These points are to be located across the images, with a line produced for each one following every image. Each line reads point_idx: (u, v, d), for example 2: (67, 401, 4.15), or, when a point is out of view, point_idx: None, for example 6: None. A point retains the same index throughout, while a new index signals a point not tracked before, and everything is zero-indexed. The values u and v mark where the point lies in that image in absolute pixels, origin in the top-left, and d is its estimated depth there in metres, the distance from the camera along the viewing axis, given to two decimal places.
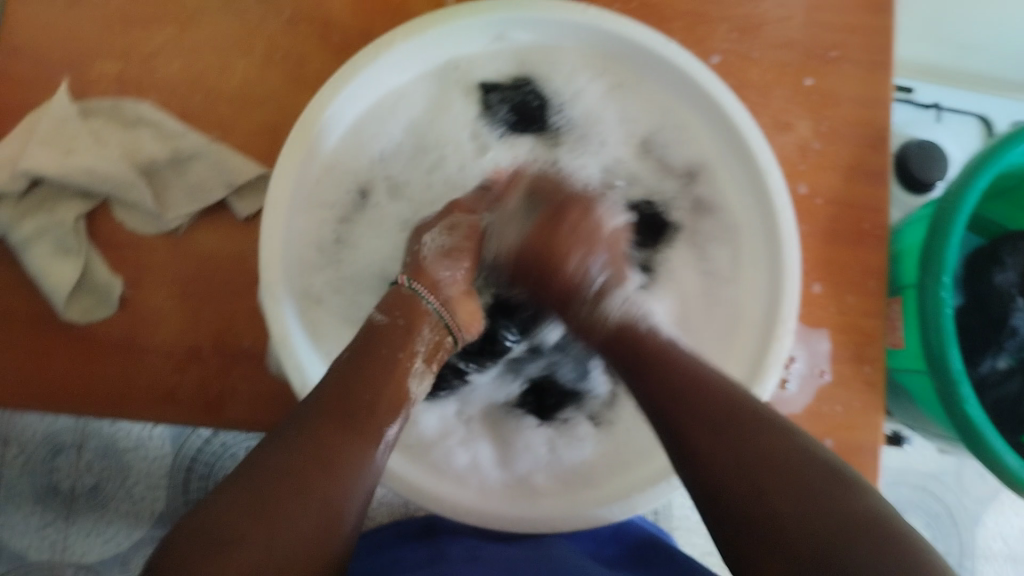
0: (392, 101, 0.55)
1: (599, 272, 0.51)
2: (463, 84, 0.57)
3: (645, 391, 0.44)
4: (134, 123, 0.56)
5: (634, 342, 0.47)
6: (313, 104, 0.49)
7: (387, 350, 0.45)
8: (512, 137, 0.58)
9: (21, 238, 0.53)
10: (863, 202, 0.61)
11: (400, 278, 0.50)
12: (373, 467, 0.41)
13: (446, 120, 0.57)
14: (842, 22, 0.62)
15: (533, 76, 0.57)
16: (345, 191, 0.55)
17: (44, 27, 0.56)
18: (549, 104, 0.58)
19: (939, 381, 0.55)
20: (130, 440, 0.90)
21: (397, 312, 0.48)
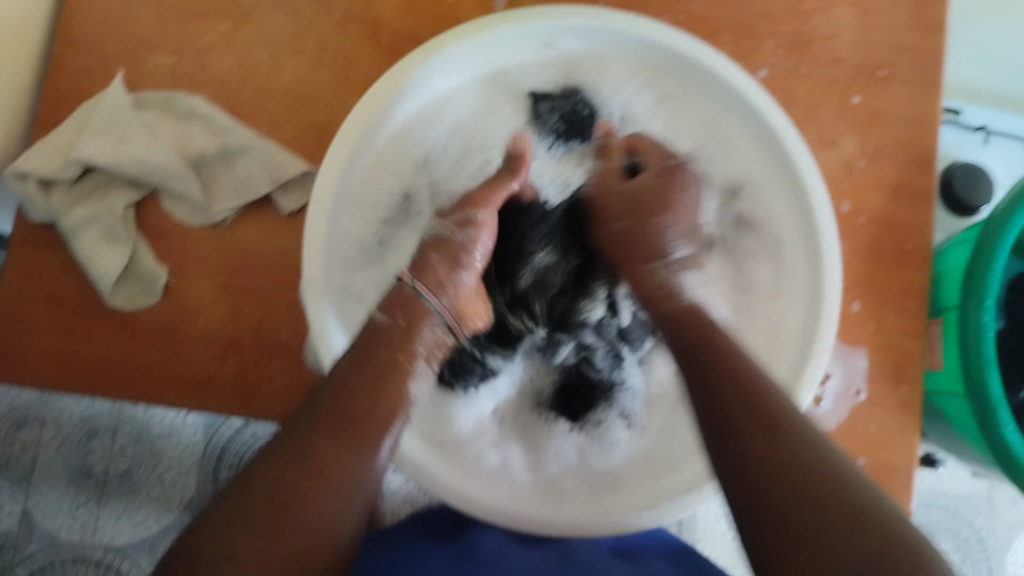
0: (440, 106, 0.56)
1: (682, 244, 0.49)
2: (512, 92, 0.57)
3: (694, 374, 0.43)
4: (185, 116, 0.57)
5: (700, 326, 0.45)
6: (362, 104, 0.50)
7: (387, 353, 0.44)
8: (560, 150, 0.58)
9: (71, 224, 0.54)
10: (907, 222, 0.60)
11: (404, 275, 0.47)
12: (369, 475, 0.40)
13: (493, 126, 0.57)
14: (892, 41, 0.62)
15: (583, 87, 0.57)
16: (389, 193, 0.55)
17: (106, 19, 0.58)
18: (598, 113, 0.58)
19: (977, 406, 0.55)
20: (163, 426, 0.92)
21: (398, 313, 0.45)
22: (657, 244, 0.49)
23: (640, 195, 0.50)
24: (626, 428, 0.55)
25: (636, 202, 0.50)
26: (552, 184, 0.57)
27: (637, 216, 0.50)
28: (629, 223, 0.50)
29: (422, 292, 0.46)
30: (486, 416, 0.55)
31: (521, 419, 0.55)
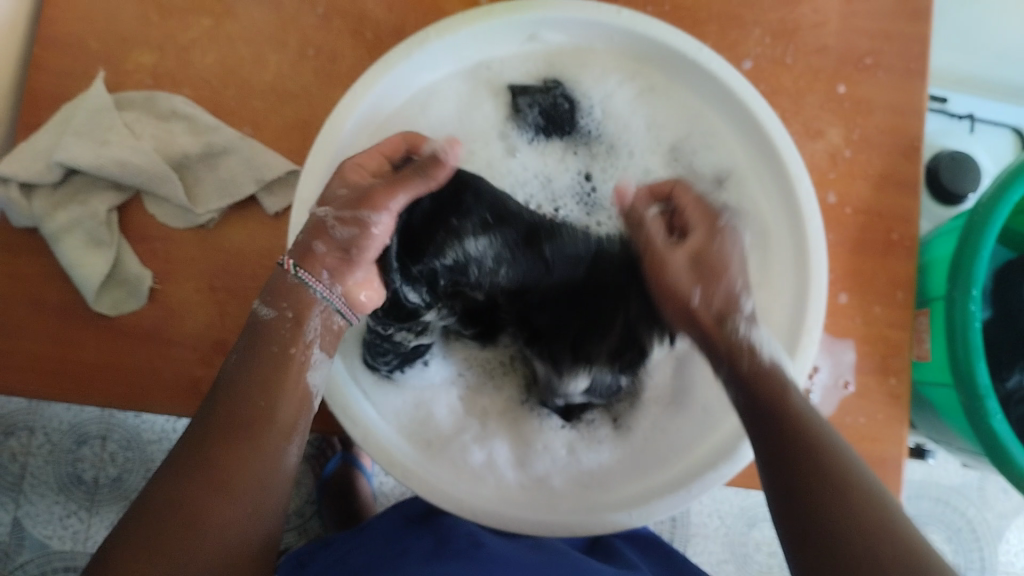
0: (422, 101, 0.55)
1: (744, 298, 0.46)
2: (493, 86, 0.57)
3: (758, 426, 0.42)
4: (168, 117, 0.56)
5: (766, 391, 0.42)
6: (342, 104, 0.49)
7: (275, 347, 0.42)
8: (542, 143, 0.57)
9: (53, 230, 0.53)
10: (894, 211, 0.61)
11: (287, 262, 0.44)
12: (272, 475, 0.41)
13: (476, 120, 0.57)
14: (877, 30, 0.62)
15: (564, 79, 0.57)
16: None
17: (85, 18, 0.57)
18: (578, 106, 0.57)
19: (965, 395, 0.55)
20: (154, 432, 0.92)
21: (284, 303, 0.43)
22: (723, 299, 0.46)
23: (704, 247, 0.47)
24: (613, 426, 0.53)
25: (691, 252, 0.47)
26: (533, 178, 0.57)
27: (706, 280, 0.46)
28: (697, 290, 0.46)
29: (304, 281, 0.44)
30: (457, 407, 0.54)
31: (510, 411, 0.54)
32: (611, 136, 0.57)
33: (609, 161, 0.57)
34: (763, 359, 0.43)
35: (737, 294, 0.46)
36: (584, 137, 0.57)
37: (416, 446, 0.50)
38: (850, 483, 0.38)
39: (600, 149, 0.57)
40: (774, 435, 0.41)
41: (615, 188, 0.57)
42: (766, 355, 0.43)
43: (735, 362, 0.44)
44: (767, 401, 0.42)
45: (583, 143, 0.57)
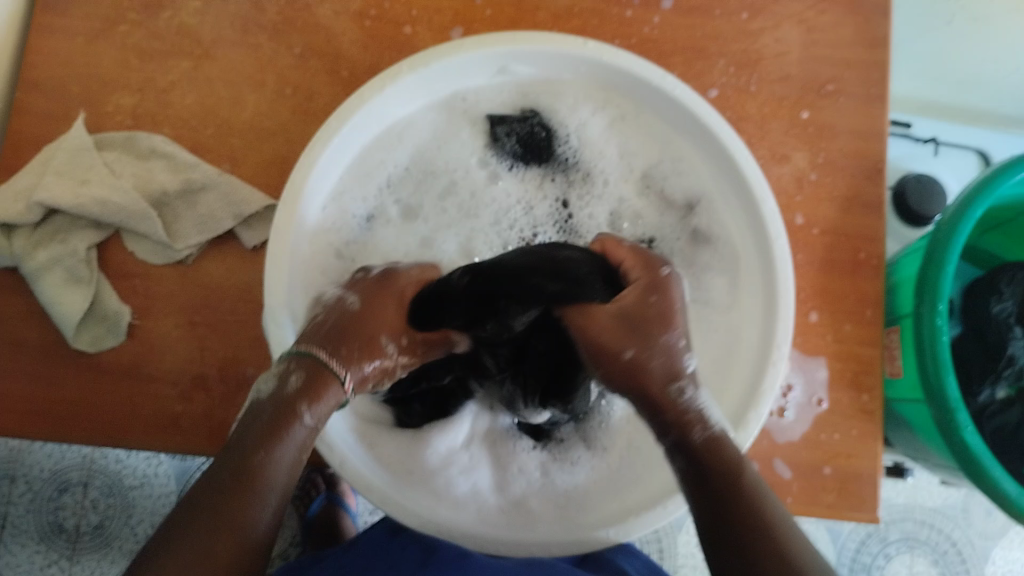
0: (399, 130, 0.57)
1: (681, 338, 0.44)
2: (471, 116, 0.58)
3: (697, 480, 0.41)
4: (146, 155, 0.57)
5: (711, 457, 0.41)
6: (320, 132, 0.50)
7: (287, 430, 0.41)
8: (521, 170, 0.58)
9: (32, 268, 0.53)
10: (861, 232, 0.62)
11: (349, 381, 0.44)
12: (252, 548, 0.38)
13: (453, 148, 0.58)
14: (837, 57, 0.64)
15: (541, 108, 0.58)
16: (351, 217, 0.56)
17: (63, 61, 0.58)
18: (556, 135, 0.59)
19: (937, 409, 0.56)
20: (136, 478, 0.91)
21: (309, 393, 0.42)
22: (663, 356, 0.43)
23: (661, 311, 0.44)
24: (587, 448, 0.54)
25: (650, 299, 0.44)
26: (516, 205, 0.58)
27: (640, 340, 0.42)
28: (632, 349, 0.42)
29: (341, 380, 0.44)
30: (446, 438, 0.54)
31: (490, 435, 0.55)
32: (587, 163, 0.59)
33: (585, 189, 0.59)
34: (711, 430, 0.42)
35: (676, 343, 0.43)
36: (561, 165, 0.59)
37: (397, 473, 0.50)
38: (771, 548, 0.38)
39: (577, 177, 0.59)
40: (710, 493, 0.40)
41: (591, 219, 0.58)
42: (714, 423, 0.42)
43: (676, 431, 0.42)
44: (715, 472, 0.40)
45: (561, 170, 0.59)
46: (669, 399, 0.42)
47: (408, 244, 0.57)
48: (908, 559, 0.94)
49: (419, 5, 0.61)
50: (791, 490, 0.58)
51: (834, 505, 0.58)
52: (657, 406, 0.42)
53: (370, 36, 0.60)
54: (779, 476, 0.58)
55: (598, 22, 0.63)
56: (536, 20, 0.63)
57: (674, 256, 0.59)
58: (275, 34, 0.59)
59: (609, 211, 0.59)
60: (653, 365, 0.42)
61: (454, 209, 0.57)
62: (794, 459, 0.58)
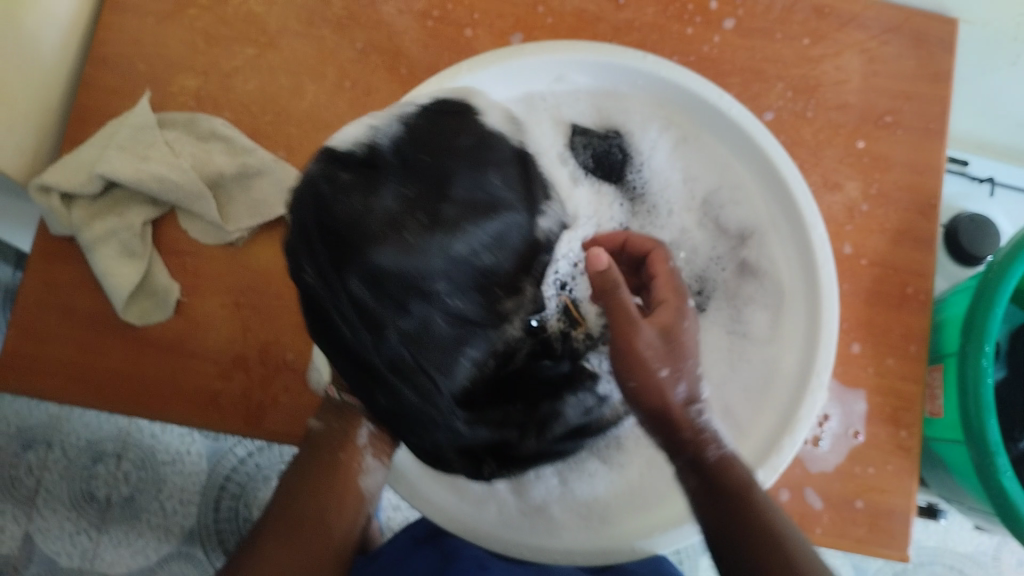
0: None
1: (663, 368, 0.45)
2: (552, 118, 0.57)
3: (710, 494, 0.44)
4: (207, 137, 0.58)
5: (729, 485, 0.44)
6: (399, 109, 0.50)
7: (327, 454, 0.50)
8: (592, 183, 0.57)
9: (89, 240, 0.55)
10: (910, 266, 0.62)
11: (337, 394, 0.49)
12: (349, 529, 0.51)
13: None
14: (898, 89, 0.64)
15: (621, 129, 0.58)
16: None
17: (136, 42, 0.61)
18: (630, 160, 0.58)
19: (975, 451, 0.55)
20: (168, 454, 0.93)
21: (334, 421, 0.50)
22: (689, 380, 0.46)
23: (651, 352, 0.45)
24: (603, 463, 0.53)
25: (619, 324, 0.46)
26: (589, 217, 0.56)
27: (674, 361, 0.46)
28: (667, 367, 0.45)
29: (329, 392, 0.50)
30: None
31: None
32: (652, 196, 0.58)
33: (648, 220, 0.58)
34: (722, 450, 0.45)
35: (656, 379, 0.45)
36: (629, 192, 0.58)
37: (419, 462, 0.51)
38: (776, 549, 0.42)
39: (642, 208, 0.58)
40: (724, 503, 0.44)
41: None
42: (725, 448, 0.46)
43: (682, 454, 0.46)
44: (721, 487, 0.44)
45: (627, 197, 0.58)
46: (684, 417, 0.46)
47: None
48: None
49: (483, 9, 0.62)
50: (821, 521, 0.57)
51: (863, 539, 0.57)
52: (669, 432, 0.46)
53: (431, 36, 0.61)
54: (809, 506, 0.57)
55: (658, 37, 0.64)
56: (597, 31, 0.63)
57: (718, 290, 0.58)
58: (340, 29, 0.61)
59: (668, 241, 0.58)
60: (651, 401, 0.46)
61: None
62: (826, 490, 0.57)
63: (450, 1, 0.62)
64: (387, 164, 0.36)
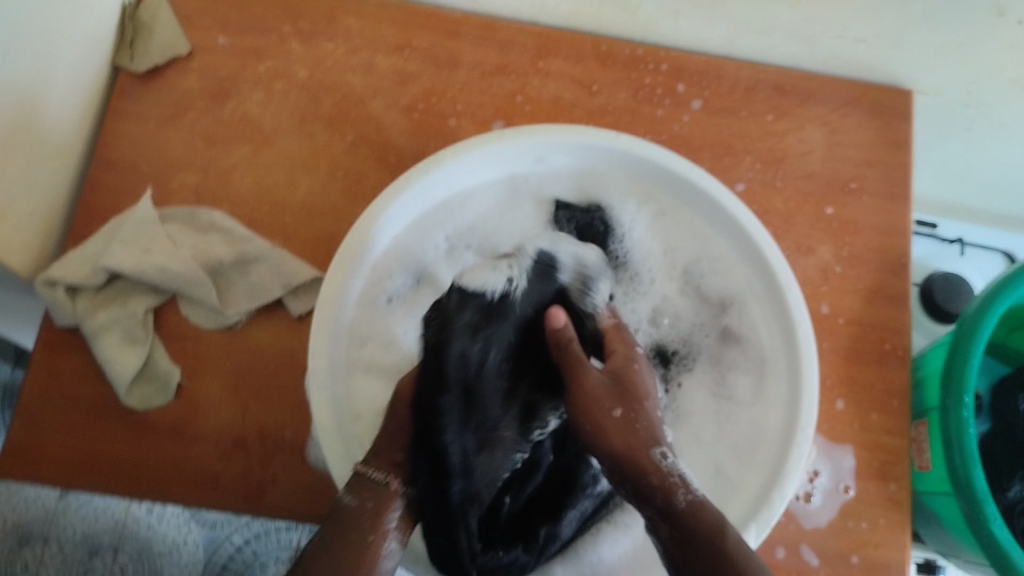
0: (460, 201, 0.58)
1: (615, 408, 0.49)
2: (534, 196, 0.60)
3: (677, 539, 0.43)
4: (207, 229, 0.61)
5: (702, 533, 0.42)
6: (383, 197, 0.52)
7: (355, 535, 0.45)
8: None
9: (92, 327, 0.56)
10: (886, 323, 0.64)
11: (393, 480, 0.47)
12: None
13: (513, 221, 0.60)
14: (860, 158, 0.68)
15: (602, 203, 0.60)
16: (400, 278, 0.57)
17: (139, 143, 0.64)
18: (612, 232, 0.60)
19: (964, 501, 0.55)
20: (164, 545, 0.93)
21: (366, 494, 0.46)
22: (646, 419, 0.49)
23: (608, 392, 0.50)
24: (610, 524, 0.54)
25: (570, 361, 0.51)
26: None
27: (627, 402, 0.49)
28: (622, 407, 0.49)
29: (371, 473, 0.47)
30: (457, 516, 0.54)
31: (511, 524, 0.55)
32: (635, 264, 0.61)
33: (631, 287, 0.61)
34: (694, 496, 0.44)
35: (611, 418, 0.49)
36: (612, 261, 0.60)
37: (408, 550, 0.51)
38: None
39: (624, 276, 0.60)
40: (694, 555, 0.42)
41: (633, 313, 0.60)
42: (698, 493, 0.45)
43: (654, 502, 0.45)
44: (698, 531, 0.42)
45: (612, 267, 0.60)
46: (653, 465, 0.46)
47: None
48: None
49: (466, 101, 0.67)
50: None
51: None
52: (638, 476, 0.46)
53: (417, 127, 0.66)
54: (807, 563, 0.57)
55: (631, 119, 0.68)
56: (572, 117, 0.68)
57: (701, 354, 0.59)
58: (331, 124, 0.66)
59: (651, 308, 0.60)
60: (612, 439, 0.47)
61: None
62: (821, 546, 0.58)
63: (434, 95, 0.67)
64: (512, 319, 0.52)
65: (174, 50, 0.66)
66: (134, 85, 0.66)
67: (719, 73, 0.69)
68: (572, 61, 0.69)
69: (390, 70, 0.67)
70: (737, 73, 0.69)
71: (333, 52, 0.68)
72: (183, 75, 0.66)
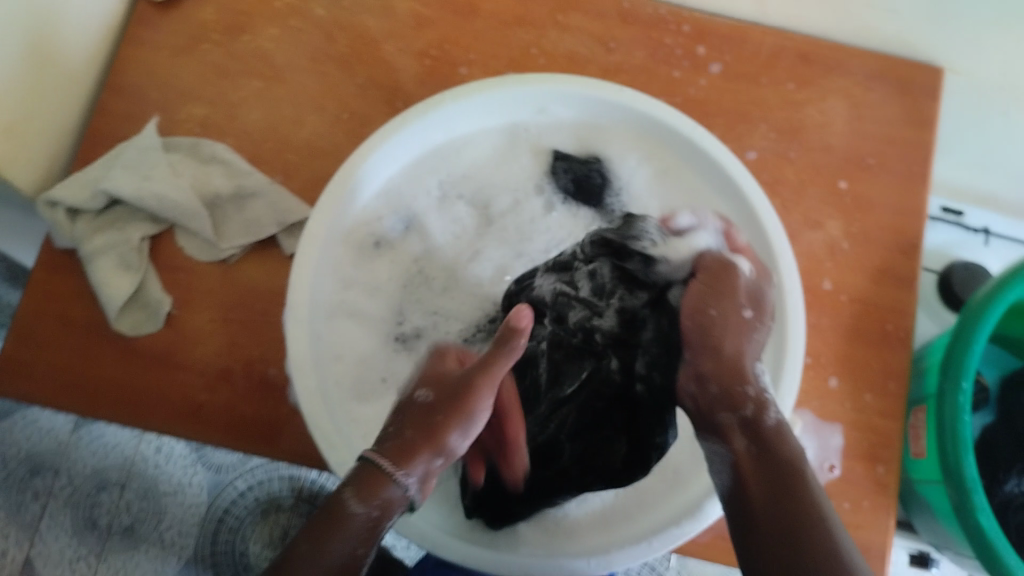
0: (458, 145, 0.58)
1: (746, 308, 0.46)
2: (532, 146, 0.59)
3: (753, 459, 0.41)
4: (208, 160, 0.61)
5: (777, 466, 0.40)
6: (375, 135, 0.52)
7: (355, 537, 0.38)
8: (573, 207, 0.58)
9: (89, 250, 0.57)
10: (890, 304, 0.62)
11: (405, 480, 0.40)
12: None
13: (509, 171, 0.59)
14: (881, 134, 0.66)
15: (601, 156, 0.59)
16: (390, 221, 0.57)
17: (150, 72, 0.64)
18: (610, 185, 0.59)
19: (953, 489, 0.54)
20: (170, 485, 0.97)
21: (372, 496, 0.39)
22: (735, 318, 0.46)
23: (729, 324, 0.46)
24: None
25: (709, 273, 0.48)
26: (566, 238, 0.57)
27: (722, 302, 0.46)
28: (744, 308, 0.46)
29: (396, 477, 0.40)
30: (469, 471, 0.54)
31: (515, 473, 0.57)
32: None
33: None
34: (779, 418, 0.43)
35: (738, 317, 0.46)
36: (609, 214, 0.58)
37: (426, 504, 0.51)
38: (796, 506, 0.38)
39: None
40: (772, 475, 0.40)
41: None
42: (772, 415, 0.42)
43: (739, 412, 0.43)
44: (778, 452, 0.41)
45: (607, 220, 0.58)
46: (750, 375, 0.44)
47: (448, 253, 0.57)
48: None
49: (479, 49, 0.66)
50: None
51: None
52: (731, 382, 0.44)
53: (428, 73, 0.66)
54: None
55: (647, 78, 0.66)
56: (587, 73, 0.67)
57: None
58: (342, 65, 0.65)
59: None
60: (724, 349, 0.45)
61: (512, 231, 0.58)
62: None
63: (448, 42, 0.66)
64: (659, 281, 0.49)
65: None
66: (149, 13, 0.66)
67: (741, 38, 0.67)
68: (591, 16, 0.67)
69: (406, 15, 0.67)
70: (761, 39, 0.67)
71: None
72: (199, 7, 0.66)
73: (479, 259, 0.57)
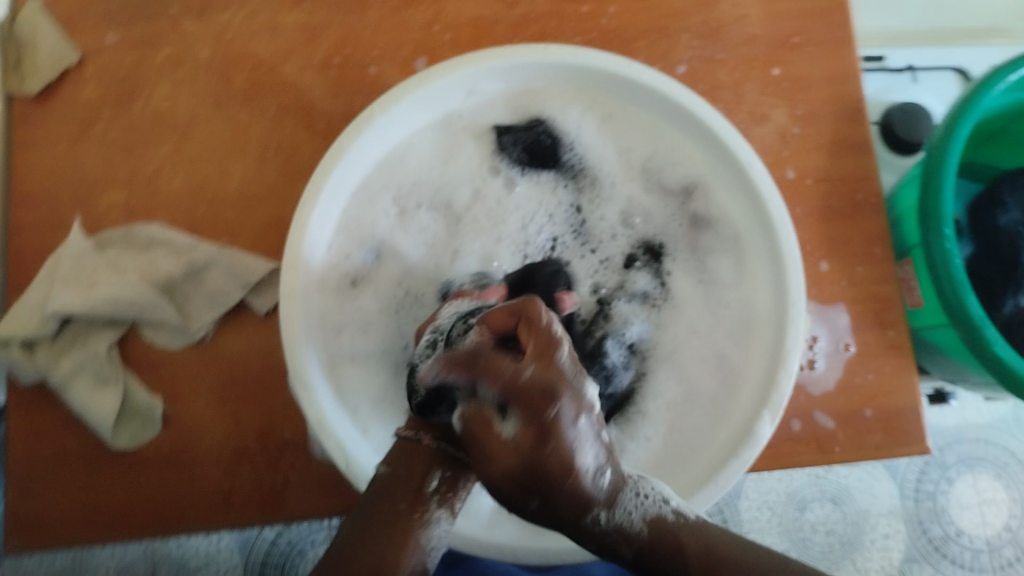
0: (400, 153, 0.56)
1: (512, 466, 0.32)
2: (471, 131, 0.57)
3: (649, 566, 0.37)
4: (147, 245, 0.58)
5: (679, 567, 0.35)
6: (318, 171, 0.51)
7: (395, 504, 0.40)
8: (533, 176, 0.57)
9: (60, 377, 0.54)
10: (854, 173, 0.63)
11: (424, 437, 0.42)
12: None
13: (459, 163, 0.57)
14: (798, 10, 0.65)
15: (543, 117, 0.57)
16: (360, 250, 0.55)
17: (52, 171, 0.60)
18: (561, 142, 0.57)
19: (964, 331, 0.55)
20: (200, 558, 0.91)
21: (399, 466, 0.41)
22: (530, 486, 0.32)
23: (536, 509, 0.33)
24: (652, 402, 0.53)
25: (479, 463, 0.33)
26: (538, 211, 0.57)
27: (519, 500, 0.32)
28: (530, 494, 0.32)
29: (421, 441, 0.42)
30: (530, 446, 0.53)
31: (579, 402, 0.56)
32: (593, 169, 0.58)
33: (594, 194, 0.58)
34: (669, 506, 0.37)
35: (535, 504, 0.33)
36: (570, 172, 0.58)
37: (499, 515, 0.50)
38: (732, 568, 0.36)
39: (585, 183, 0.58)
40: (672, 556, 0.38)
41: (602, 220, 0.57)
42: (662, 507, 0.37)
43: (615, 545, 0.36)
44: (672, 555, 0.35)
45: (572, 179, 0.58)
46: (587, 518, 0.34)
47: (429, 263, 0.56)
48: (970, 479, 0.97)
49: (382, 43, 0.63)
50: (837, 439, 0.57)
51: (882, 445, 0.58)
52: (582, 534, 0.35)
53: (337, 83, 0.62)
54: (822, 427, 0.57)
55: (557, 22, 0.64)
56: (496, 34, 0.64)
57: (678, 248, 0.57)
58: (247, 102, 0.62)
59: (619, 211, 0.57)
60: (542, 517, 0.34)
61: (483, 219, 0.56)
62: (833, 408, 0.58)
63: (347, 46, 0.63)
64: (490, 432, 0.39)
65: (62, 61, 0.61)
66: (28, 109, 0.61)
67: None
68: None
69: (295, 30, 0.63)
70: None
71: (230, 23, 0.63)
72: (77, 87, 0.62)
73: (461, 258, 0.56)
